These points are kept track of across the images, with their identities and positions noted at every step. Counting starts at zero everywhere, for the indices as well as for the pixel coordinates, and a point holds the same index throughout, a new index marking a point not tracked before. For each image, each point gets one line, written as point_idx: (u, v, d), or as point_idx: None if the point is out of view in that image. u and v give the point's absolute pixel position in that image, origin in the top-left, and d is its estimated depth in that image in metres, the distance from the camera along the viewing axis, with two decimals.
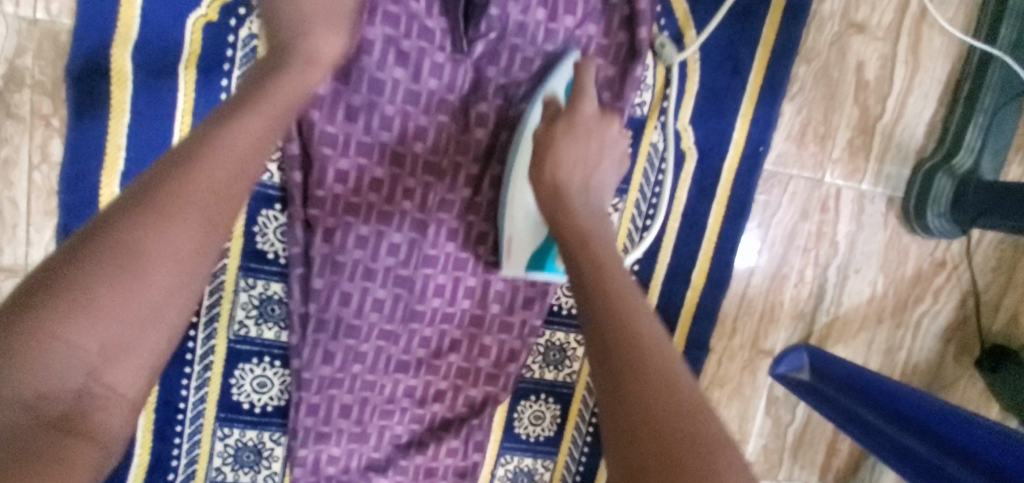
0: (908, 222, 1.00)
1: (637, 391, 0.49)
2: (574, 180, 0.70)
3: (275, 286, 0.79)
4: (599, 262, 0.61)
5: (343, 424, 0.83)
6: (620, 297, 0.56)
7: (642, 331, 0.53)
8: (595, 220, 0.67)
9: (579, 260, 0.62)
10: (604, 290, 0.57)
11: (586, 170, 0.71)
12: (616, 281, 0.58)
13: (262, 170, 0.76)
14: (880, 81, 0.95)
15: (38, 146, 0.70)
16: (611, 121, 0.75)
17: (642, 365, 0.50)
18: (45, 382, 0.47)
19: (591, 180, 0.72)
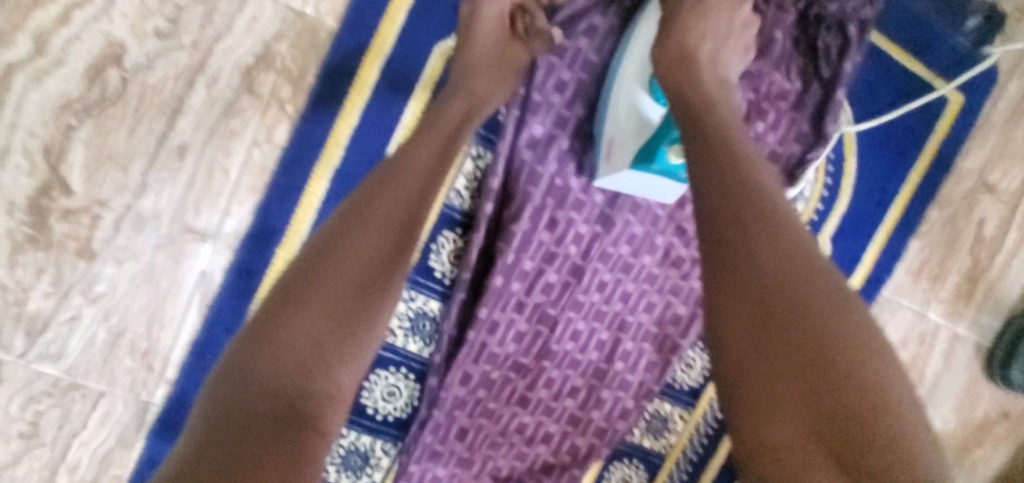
0: (990, 370, 1.07)
1: (794, 299, 0.53)
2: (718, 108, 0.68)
3: (432, 303, 0.82)
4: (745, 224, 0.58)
5: (455, 448, 0.85)
6: (766, 200, 0.58)
7: (812, 287, 0.54)
8: (745, 170, 0.62)
9: (762, 255, 0.55)
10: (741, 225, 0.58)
11: (711, 72, 0.73)
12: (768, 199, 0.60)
13: (454, 194, 0.80)
14: (995, 238, 1.02)
15: (264, 127, 0.73)
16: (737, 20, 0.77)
17: (791, 245, 0.56)
18: (276, 396, 0.50)
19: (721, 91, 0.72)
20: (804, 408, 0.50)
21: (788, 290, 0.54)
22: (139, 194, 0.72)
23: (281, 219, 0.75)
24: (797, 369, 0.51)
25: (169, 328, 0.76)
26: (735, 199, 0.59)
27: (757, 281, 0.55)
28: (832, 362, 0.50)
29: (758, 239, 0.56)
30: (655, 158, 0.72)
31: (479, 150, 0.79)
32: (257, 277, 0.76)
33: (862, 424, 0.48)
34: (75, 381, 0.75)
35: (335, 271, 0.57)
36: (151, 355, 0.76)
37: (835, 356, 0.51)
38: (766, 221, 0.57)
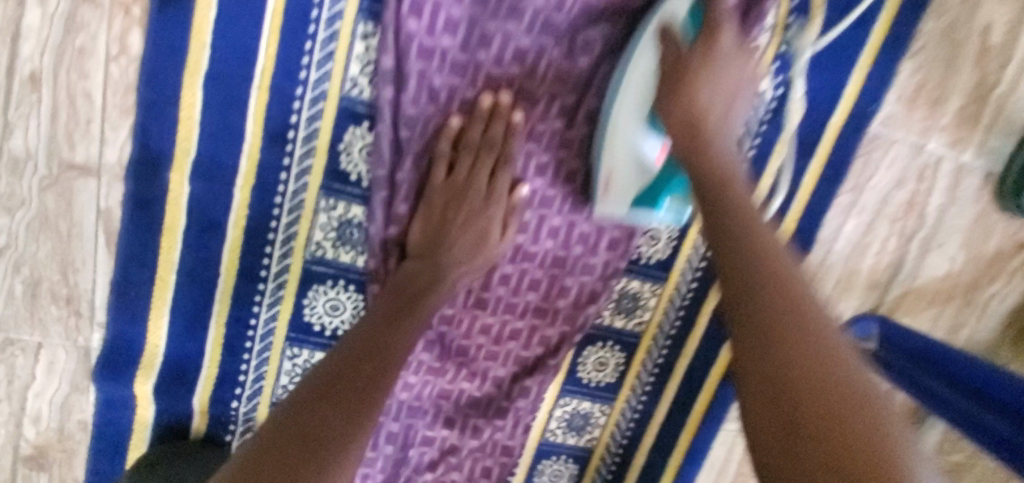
0: (1002, 200, 0.95)
1: (786, 302, 0.52)
2: (718, 168, 0.64)
3: (356, 210, 0.75)
4: (699, 135, 0.66)
5: (423, 359, 0.85)
6: (706, 147, 0.65)
7: (802, 295, 0.53)
8: (728, 159, 0.65)
9: (755, 276, 0.55)
10: (688, 121, 0.66)
11: (721, 104, 0.67)
12: (716, 144, 0.66)
13: (351, 85, 0.70)
14: (1009, 44, 0.87)
15: (114, 39, 0.63)
16: (750, 52, 0.68)
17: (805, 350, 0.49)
18: (325, 452, 0.57)
19: (719, 119, 0.67)
20: (778, 403, 0.48)
21: (747, 262, 0.56)
22: (4, 133, 0.65)
23: (163, 142, 0.68)
24: (781, 372, 0.48)
25: (84, 272, 0.72)
26: (670, 122, 0.67)
27: (744, 291, 0.54)
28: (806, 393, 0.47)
29: (745, 251, 0.57)
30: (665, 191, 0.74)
31: (367, 27, 0.67)
32: (159, 207, 0.71)
33: (820, 358, 0.48)
34: (10, 336, 0.74)
35: (317, 427, 0.58)
36: (75, 301, 0.73)
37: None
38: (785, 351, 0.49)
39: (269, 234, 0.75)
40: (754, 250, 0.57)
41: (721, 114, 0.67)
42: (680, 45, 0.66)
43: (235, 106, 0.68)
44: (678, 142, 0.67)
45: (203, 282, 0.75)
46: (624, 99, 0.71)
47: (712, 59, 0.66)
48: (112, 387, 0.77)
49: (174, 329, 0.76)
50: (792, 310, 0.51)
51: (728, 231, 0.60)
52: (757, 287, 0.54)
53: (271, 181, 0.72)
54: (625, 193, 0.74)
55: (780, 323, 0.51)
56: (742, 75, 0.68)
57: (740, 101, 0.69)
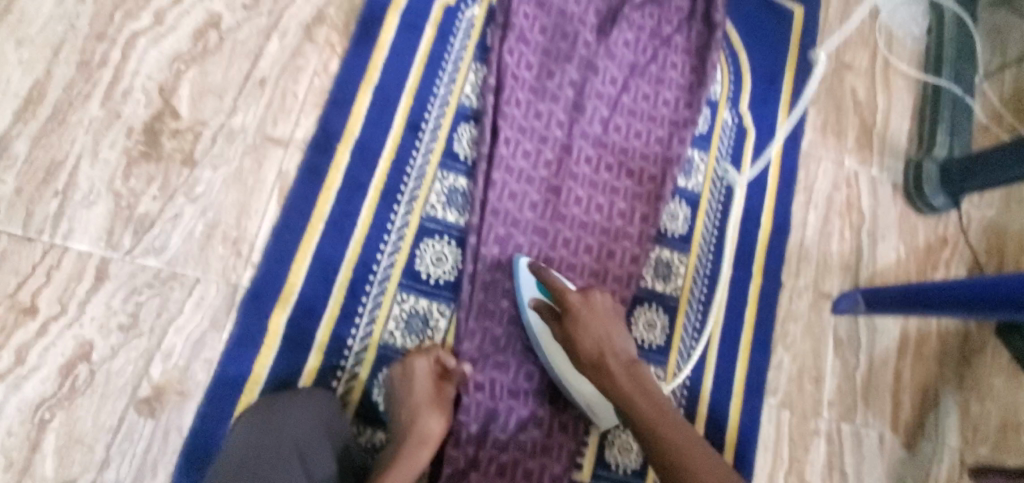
0: (912, 200, 1.33)
1: (670, 447, 0.80)
2: (612, 365, 0.90)
3: (461, 180, 1.02)
4: (600, 353, 0.91)
5: (507, 306, 1.00)
6: (632, 401, 0.86)
7: (658, 416, 0.84)
8: (631, 367, 0.89)
9: (638, 403, 0.86)
10: (619, 391, 0.87)
11: (600, 325, 0.92)
12: (621, 378, 0.88)
13: (465, 98, 1.06)
14: (869, 101, 1.35)
15: (322, 63, 1.00)
16: (591, 290, 0.94)
17: (649, 410, 0.85)
18: None
19: (616, 351, 0.91)
20: (654, 428, 0.83)
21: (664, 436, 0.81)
22: (231, 114, 0.94)
23: (339, 125, 0.98)
24: None
25: (255, 219, 0.93)
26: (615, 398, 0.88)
27: (643, 394, 0.86)
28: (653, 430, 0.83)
29: (626, 382, 0.88)
30: None
31: (478, 66, 1.07)
32: (324, 172, 0.96)
33: (653, 428, 0.83)
34: (174, 271, 0.88)
35: None
36: (240, 243, 0.91)
37: (667, 446, 0.81)
38: (661, 438, 0.82)
39: (398, 195, 0.99)
40: (636, 378, 0.88)
41: (604, 339, 0.91)
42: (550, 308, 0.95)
43: (389, 106, 1.01)
44: (551, 290, 0.96)
45: (343, 232, 0.96)
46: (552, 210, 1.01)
47: (581, 304, 0.93)
48: (251, 320, 0.90)
49: (312, 271, 0.93)
50: (652, 433, 0.83)
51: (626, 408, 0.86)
52: (664, 459, 0.80)
53: (405, 157, 1.00)
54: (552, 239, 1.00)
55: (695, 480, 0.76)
56: (602, 304, 0.94)
57: (618, 309, 0.95)
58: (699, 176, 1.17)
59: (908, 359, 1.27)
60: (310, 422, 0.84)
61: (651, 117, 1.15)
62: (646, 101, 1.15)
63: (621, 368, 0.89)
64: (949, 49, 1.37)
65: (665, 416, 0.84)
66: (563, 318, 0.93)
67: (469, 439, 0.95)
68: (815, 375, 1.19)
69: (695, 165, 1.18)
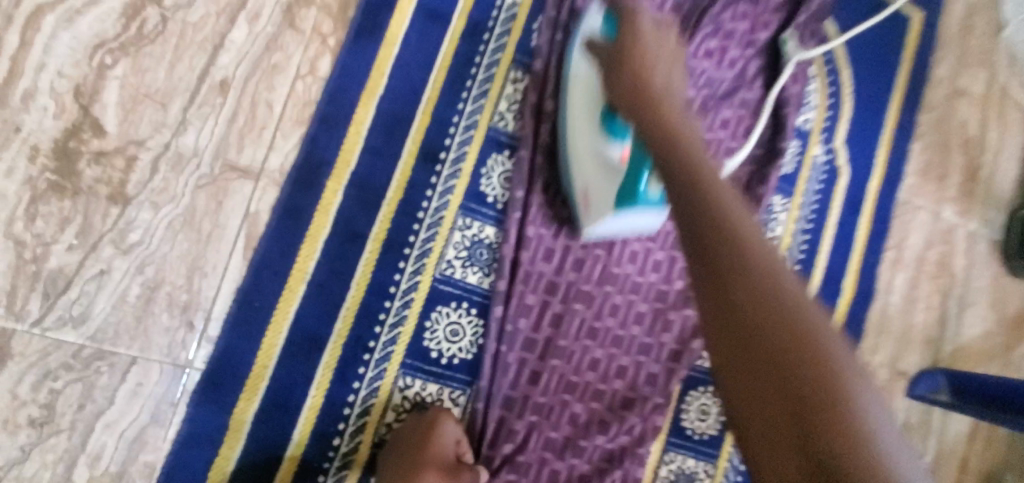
0: (1010, 263, 1.11)
1: (712, 219, 0.46)
2: (683, 128, 0.56)
3: (488, 230, 0.79)
4: (641, 75, 0.61)
5: (535, 395, 0.80)
6: (659, 101, 0.59)
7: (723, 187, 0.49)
8: (694, 145, 0.55)
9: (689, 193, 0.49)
10: (670, 130, 0.56)
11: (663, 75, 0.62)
12: (682, 122, 0.57)
13: (498, 118, 0.80)
14: (980, 137, 1.11)
15: (307, 60, 0.72)
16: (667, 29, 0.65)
17: (715, 191, 0.49)
18: None
19: (666, 91, 0.61)
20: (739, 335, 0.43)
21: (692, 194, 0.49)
22: (179, 131, 0.68)
23: (329, 152, 0.72)
24: (726, 298, 0.44)
25: (211, 278, 0.69)
26: (676, 173, 0.51)
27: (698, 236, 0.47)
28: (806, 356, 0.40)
29: (646, 116, 0.58)
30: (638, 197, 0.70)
31: (518, 74, 0.80)
32: (307, 215, 0.71)
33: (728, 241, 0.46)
34: (101, 349, 0.66)
35: None
36: (191, 309, 0.68)
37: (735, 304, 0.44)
38: (738, 235, 0.45)
39: (405, 249, 0.75)
40: (700, 197, 0.48)
41: (666, 89, 0.61)
42: (606, 44, 0.67)
43: (399, 128, 0.75)
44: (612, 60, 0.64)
45: (331, 297, 0.72)
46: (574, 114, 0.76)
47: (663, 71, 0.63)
48: (205, 416, 0.68)
49: (288, 347, 0.71)
50: (723, 242, 0.45)
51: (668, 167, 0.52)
52: (717, 246, 0.45)
53: (416, 197, 0.76)
54: (603, 208, 0.74)
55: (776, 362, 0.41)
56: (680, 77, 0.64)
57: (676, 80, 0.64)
58: (779, 228, 0.96)
59: (980, 448, 1.09)
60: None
61: (729, 150, 0.89)
62: (724, 129, 0.89)
63: (663, 96, 0.60)
64: None
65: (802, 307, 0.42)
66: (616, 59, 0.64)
67: None
68: None
69: (775, 214, 0.96)
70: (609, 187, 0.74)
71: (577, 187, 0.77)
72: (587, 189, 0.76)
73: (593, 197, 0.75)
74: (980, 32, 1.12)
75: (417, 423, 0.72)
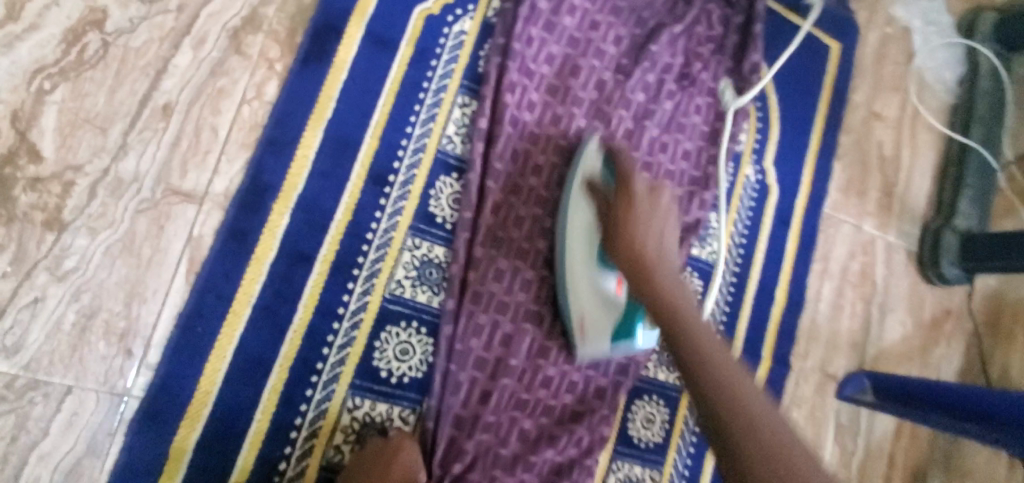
0: (925, 271, 1.21)
1: (665, 311, 0.69)
2: (650, 256, 0.72)
3: (437, 250, 0.81)
4: (653, 279, 0.71)
5: (485, 413, 0.81)
6: (679, 324, 0.68)
7: (688, 318, 0.69)
8: (673, 283, 0.72)
9: (648, 290, 0.71)
10: (647, 279, 0.71)
11: (655, 238, 0.73)
12: (666, 277, 0.72)
13: (446, 141, 0.82)
14: (895, 156, 1.21)
15: (253, 85, 0.73)
16: (660, 190, 0.76)
17: (699, 337, 0.67)
18: None
19: (657, 247, 0.73)
20: (677, 345, 0.67)
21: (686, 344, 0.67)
22: (118, 156, 0.68)
23: (275, 175, 0.73)
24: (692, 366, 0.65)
25: (152, 303, 0.68)
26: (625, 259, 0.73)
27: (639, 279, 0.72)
28: (688, 366, 0.65)
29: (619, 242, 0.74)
30: (632, 333, 0.81)
31: (465, 99, 0.83)
32: (253, 238, 0.72)
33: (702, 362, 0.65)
34: (35, 379, 0.64)
35: None
36: (130, 337, 0.67)
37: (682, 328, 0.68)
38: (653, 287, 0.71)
39: (354, 269, 0.76)
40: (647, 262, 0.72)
41: (658, 253, 0.73)
42: (606, 188, 0.79)
43: (347, 151, 0.77)
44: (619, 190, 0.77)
45: (278, 319, 0.73)
46: (575, 283, 0.81)
47: (647, 200, 0.75)
48: (143, 445, 0.66)
49: (232, 372, 0.71)
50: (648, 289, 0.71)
51: (655, 305, 0.70)
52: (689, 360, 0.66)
53: (365, 218, 0.77)
54: (600, 338, 0.82)
55: (694, 356, 0.65)
56: (665, 206, 0.75)
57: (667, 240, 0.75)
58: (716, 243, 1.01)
59: (903, 442, 1.17)
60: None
61: (669, 172, 0.94)
62: (664, 153, 0.93)
63: (662, 270, 0.72)
64: (981, 103, 1.22)
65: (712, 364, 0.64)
66: (613, 200, 0.77)
67: None
68: None
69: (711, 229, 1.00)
70: (606, 320, 0.82)
71: (573, 312, 0.82)
72: (585, 317, 0.81)
73: (589, 328, 0.82)
74: (892, 62, 1.23)
75: (381, 447, 0.73)
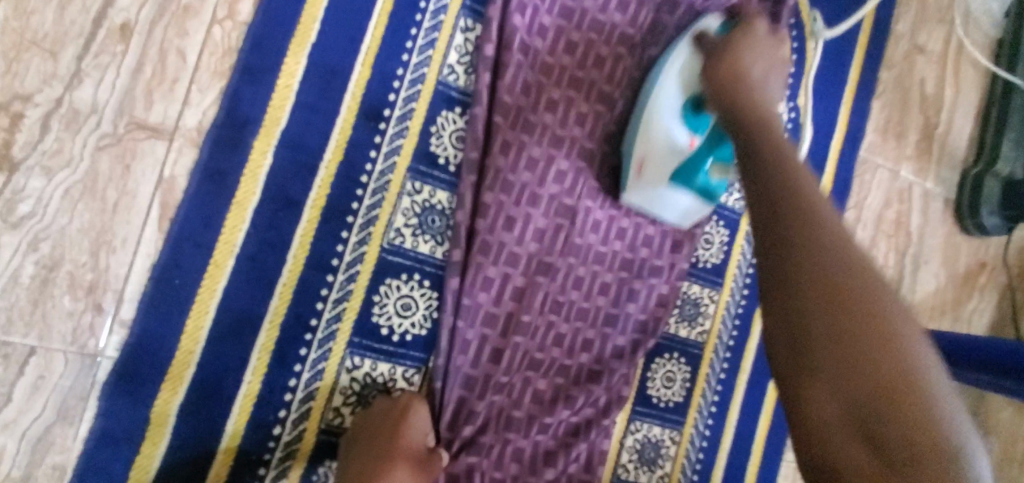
0: (962, 222, 1.12)
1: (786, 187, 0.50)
2: (753, 75, 0.62)
3: (440, 195, 0.72)
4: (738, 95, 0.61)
5: (496, 372, 0.75)
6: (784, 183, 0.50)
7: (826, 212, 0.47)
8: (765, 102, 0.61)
9: (759, 134, 0.56)
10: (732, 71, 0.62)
11: (763, 75, 0.64)
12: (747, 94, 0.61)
13: (447, 71, 0.73)
14: (936, 96, 1.11)
15: (224, 2, 0.64)
16: (780, 41, 0.67)
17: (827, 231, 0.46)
18: None
19: (764, 94, 0.62)
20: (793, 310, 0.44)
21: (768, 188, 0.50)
22: (73, 83, 0.59)
23: (254, 108, 0.64)
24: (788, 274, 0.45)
25: (122, 252, 0.61)
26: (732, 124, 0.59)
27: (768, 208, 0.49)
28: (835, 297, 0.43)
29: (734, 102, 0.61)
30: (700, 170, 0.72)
31: (468, 22, 0.73)
32: (232, 180, 0.64)
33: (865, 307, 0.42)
34: None
35: None
36: (99, 290, 0.60)
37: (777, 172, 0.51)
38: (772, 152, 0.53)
39: (348, 217, 0.68)
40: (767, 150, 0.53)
41: (766, 71, 0.64)
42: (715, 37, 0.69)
43: (336, 82, 0.68)
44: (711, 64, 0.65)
45: (264, 271, 0.65)
46: (665, 84, 0.73)
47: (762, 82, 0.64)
48: (122, 408, 0.60)
49: (216, 330, 0.64)
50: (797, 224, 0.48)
51: (735, 112, 0.59)
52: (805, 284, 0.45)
53: (359, 159, 0.69)
54: (654, 181, 0.74)
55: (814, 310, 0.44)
56: (783, 56, 0.67)
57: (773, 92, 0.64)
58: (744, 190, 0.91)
59: None
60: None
61: None
62: None
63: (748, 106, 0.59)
64: None
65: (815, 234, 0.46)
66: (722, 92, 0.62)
67: None
68: None
69: None
70: (670, 160, 0.73)
71: (635, 158, 0.76)
72: (647, 158, 0.75)
73: (650, 169, 0.74)
74: None
75: (390, 407, 0.68)
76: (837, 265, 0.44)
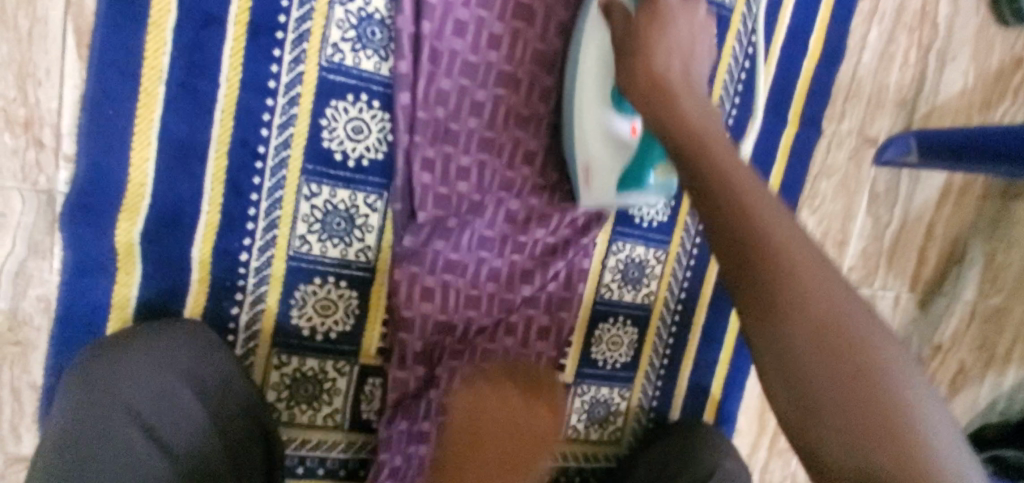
0: (999, 9, 0.98)
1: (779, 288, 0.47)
2: (675, 73, 0.58)
3: (377, 2, 0.66)
4: (681, 112, 0.56)
5: (461, 192, 0.72)
6: (762, 239, 0.48)
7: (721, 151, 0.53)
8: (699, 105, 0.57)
9: (658, 93, 0.57)
10: (654, 76, 0.58)
11: (682, 57, 0.59)
12: (693, 110, 0.57)
13: None
14: None
15: None
16: (695, 5, 0.61)
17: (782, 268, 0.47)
18: None
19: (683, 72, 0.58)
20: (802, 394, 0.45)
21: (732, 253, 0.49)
22: None
23: None
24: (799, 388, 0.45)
25: (47, 86, 0.59)
26: (677, 132, 0.56)
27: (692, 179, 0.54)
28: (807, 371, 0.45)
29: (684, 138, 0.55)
30: (644, 181, 0.71)
31: None
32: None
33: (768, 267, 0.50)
34: None
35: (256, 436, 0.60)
36: (35, 126, 0.59)
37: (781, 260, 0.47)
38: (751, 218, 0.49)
39: (277, 33, 0.63)
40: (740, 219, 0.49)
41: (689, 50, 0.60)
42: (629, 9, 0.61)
43: None
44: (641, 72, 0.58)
45: (199, 97, 0.63)
46: (585, 71, 0.68)
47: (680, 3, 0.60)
48: (86, 240, 0.62)
49: (164, 162, 0.63)
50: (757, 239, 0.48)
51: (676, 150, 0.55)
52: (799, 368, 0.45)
53: None
54: (607, 186, 0.71)
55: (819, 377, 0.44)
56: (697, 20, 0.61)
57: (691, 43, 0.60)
58: None
59: (947, 210, 1.04)
60: (147, 378, 0.60)
61: None
62: None
63: (695, 109, 0.57)
64: None
65: (789, 303, 0.46)
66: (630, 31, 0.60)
67: (421, 358, 0.76)
68: (839, 239, 0.99)
69: None
70: (612, 158, 0.70)
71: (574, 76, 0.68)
72: (587, 164, 0.71)
73: (596, 173, 0.71)
74: None
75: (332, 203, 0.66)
76: (761, 261, 0.48)
